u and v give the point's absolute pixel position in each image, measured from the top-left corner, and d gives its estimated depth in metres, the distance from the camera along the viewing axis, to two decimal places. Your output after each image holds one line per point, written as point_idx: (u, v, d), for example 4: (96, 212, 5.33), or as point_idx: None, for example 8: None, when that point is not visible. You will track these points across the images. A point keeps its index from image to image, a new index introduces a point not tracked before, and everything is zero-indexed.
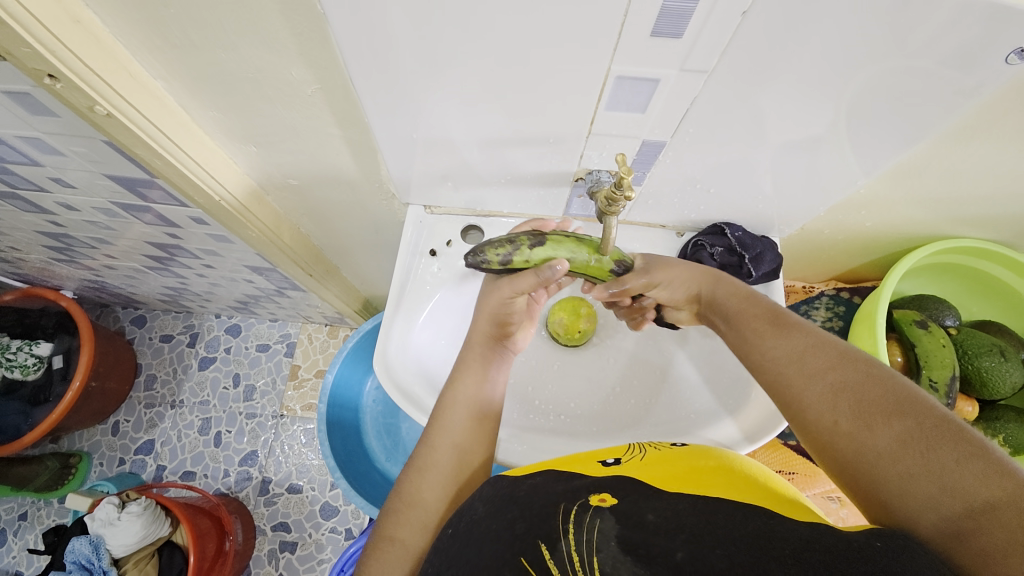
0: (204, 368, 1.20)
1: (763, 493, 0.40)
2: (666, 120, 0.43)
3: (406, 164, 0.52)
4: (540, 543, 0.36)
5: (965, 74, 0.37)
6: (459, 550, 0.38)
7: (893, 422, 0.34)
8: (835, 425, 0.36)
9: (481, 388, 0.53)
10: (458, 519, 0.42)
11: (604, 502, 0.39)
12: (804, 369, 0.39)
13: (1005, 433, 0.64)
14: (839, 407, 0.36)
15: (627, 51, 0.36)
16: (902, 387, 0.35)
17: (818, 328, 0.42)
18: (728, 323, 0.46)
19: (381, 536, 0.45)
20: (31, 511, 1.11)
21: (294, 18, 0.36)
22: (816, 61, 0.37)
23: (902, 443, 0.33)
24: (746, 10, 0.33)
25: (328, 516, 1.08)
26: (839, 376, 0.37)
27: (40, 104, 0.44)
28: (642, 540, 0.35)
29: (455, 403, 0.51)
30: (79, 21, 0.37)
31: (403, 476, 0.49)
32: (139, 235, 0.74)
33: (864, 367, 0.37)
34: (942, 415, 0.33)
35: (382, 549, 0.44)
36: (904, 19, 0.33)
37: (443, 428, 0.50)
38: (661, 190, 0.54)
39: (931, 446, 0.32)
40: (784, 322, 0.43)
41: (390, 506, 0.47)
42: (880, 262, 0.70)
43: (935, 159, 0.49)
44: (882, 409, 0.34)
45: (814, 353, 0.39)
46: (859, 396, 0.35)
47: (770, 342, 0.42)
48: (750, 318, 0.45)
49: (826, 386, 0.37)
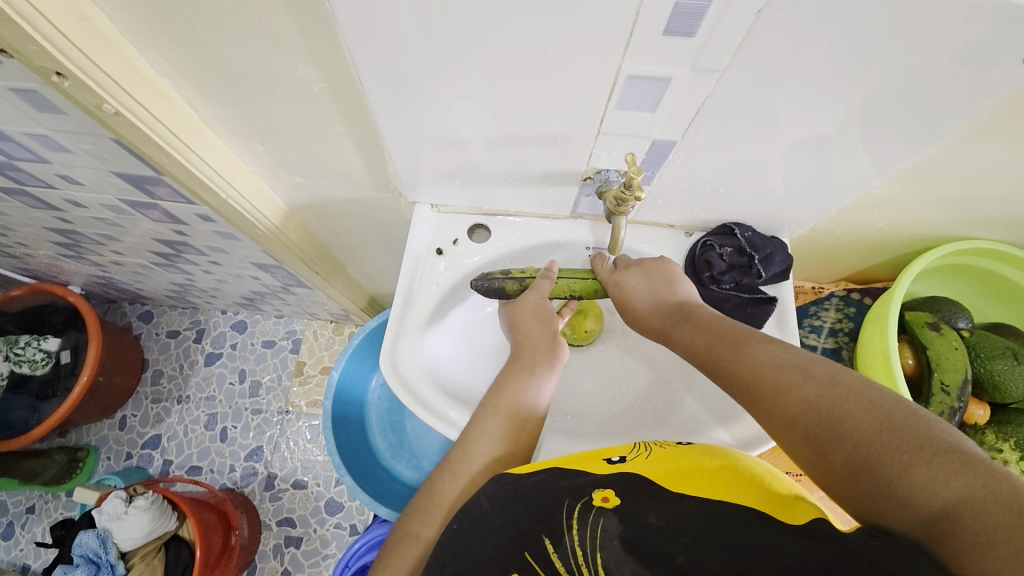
0: (211, 364, 1.21)
1: (785, 500, 0.38)
2: (677, 119, 0.42)
3: (413, 162, 0.51)
4: (543, 539, 0.37)
5: (982, 73, 0.36)
6: (464, 544, 0.39)
7: (841, 440, 0.33)
8: (800, 452, 0.36)
9: (524, 399, 0.51)
10: (463, 514, 0.41)
11: (607, 503, 0.39)
12: (760, 396, 0.39)
13: (1018, 438, 0.63)
14: (797, 433, 0.36)
15: (638, 50, 0.36)
16: (841, 401, 0.34)
17: (759, 347, 0.41)
18: (685, 353, 0.47)
19: (405, 532, 0.47)
20: (39, 504, 1.12)
21: (302, 16, 0.36)
22: (829, 61, 0.36)
23: (852, 464, 0.32)
24: (761, 9, 0.32)
25: (332, 512, 1.09)
26: (781, 404, 0.37)
27: (49, 102, 0.44)
28: (645, 541, 0.35)
29: (498, 409, 0.51)
30: (86, 19, 0.37)
31: (433, 476, 0.50)
32: (146, 231, 0.74)
33: (813, 383, 0.36)
34: (891, 421, 0.32)
35: (404, 543, 0.46)
36: (920, 17, 0.33)
37: (480, 434, 0.50)
38: (670, 189, 0.53)
39: (882, 458, 0.31)
40: (732, 348, 0.43)
41: (418, 503, 0.49)
42: (890, 263, 0.70)
43: (949, 159, 0.48)
44: (825, 432, 0.34)
45: (756, 382, 0.39)
46: (809, 417, 0.35)
47: (727, 369, 0.42)
48: (709, 342, 0.45)
49: (777, 418, 0.37)
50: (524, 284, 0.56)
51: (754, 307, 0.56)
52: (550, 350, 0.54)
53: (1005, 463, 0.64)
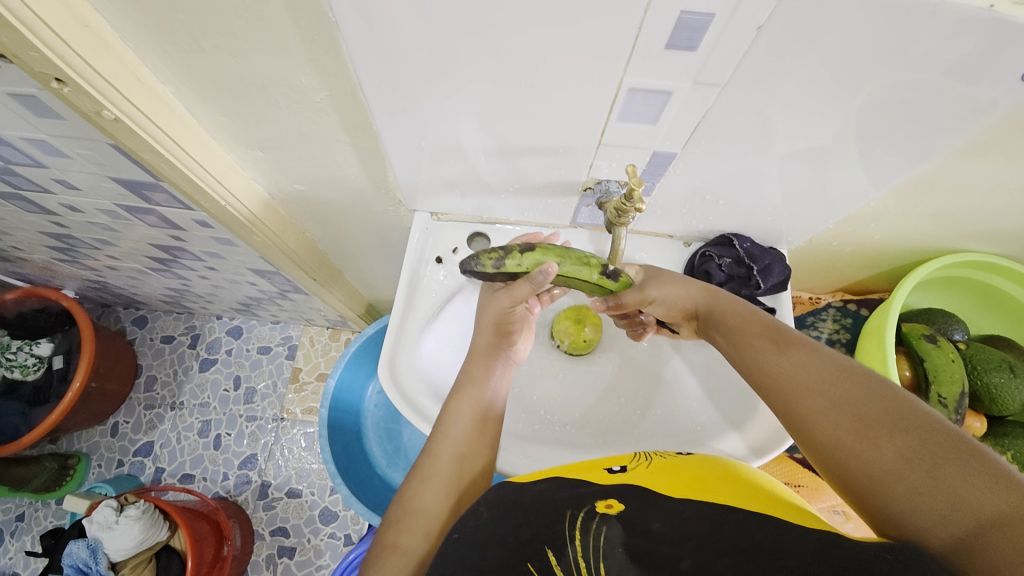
0: (205, 370, 1.20)
1: (775, 502, 0.40)
2: (677, 132, 0.42)
3: (414, 171, 0.52)
4: (547, 549, 0.35)
5: (977, 88, 0.37)
6: (464, 553, 0.37)
7: (898, 435, 0.33)
8: (840, 442, 0.35)
9: (480, 395, 0.52)
10: (464, 524, 0.40)
11: (611, 509, 0.38)
12: (808, 383, 0.38)
13: (1015, 450, 0.64)
14: (841, 422, 0.35)
15: (640, 65, 0.36)
16: (900, 402, 0.35)
17: (812, 344, 0.41)
18: (721, 340, 0.47)
19: (383, 545, 0.44)
20: (29, 512, 1.11)
21: (305, 27, 0.36)
22: (828, 76, 0.37)
23: (906, 459, 0.32)
24: (762, 25, 0.32)
25: (327, 521, 1.08)
26: (836, 391, 0.37)
27: (48, 107, 0.44)
28: (648, 549, 0.34)
29: (456, 406, 0.51)
30: (88, 26, 0.37)
31: (406, 485, 0.48)
32: (142, 236, 0.74)
33: (861, 380, 0.37)
34: (944, 428, 0.33)
35: (384, 556, 0.43)
36: (919, 34, 0.33)
37: (446, 431, 0.50)
38: (669, 200, 0.53)
39: (936, 458, 0.31)
40: (783, 337, 0.42)
41: (392, 515, 0.46)
42: (887, 274, 0.70)
43: (945, 173, 0.48)
44: (882, 425, 0.34)
45: (809, 369, 0.39)
46: (865, 408, 0.35)
47: (764, 360, 0.42)
48: (750, 331, 0.44)
49: (825, 404, 0.37)
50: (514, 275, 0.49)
51: None
52: (503, 346, 0.55)
53: None
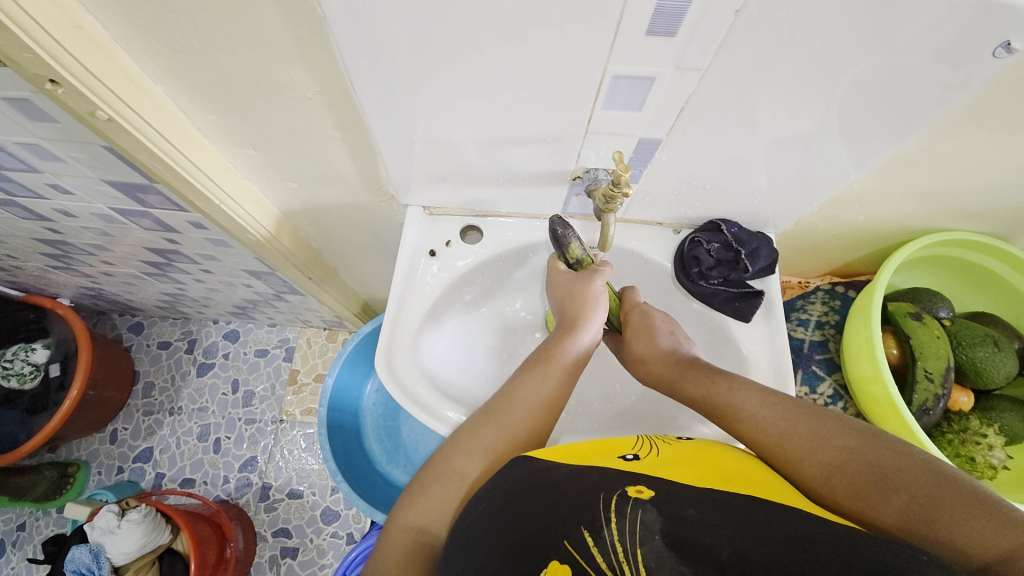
0: (203, 374, 1.20)
1: (765, 483, 0.40)
2: (661, 118, 0.43)
3: (405, 166, 0.52)
4: (584, 530, 0.36)
5: (954, 69, 0.38)
6: (498, 521, 0.38)
7: (895, 490, 0.36)
8: (844, 504, 0.38)
9: (560, 374, 0.51)
10: (492, 493, 0.41)
11: (642, 495, 0.38)
12: (800, 450, 0.41)
13: (1001, 422, 0.65)
14: (840, 485, 0.38)
15: (621, 51, 0.37)
16: (888, 455, 0.37)
17: (792, 406, 0.44)
18: (705, 408, 0.48)
19: (447, 469, 0.46)
20: (29, 521, 1.10)
21: (293, 21, 0.37)
22: (810, 61, 0.38)
23: (906, 515, 0.35)
24: (739, 10, 0.33)
25: (329, 521, 1.08)
26: (828, 458, 0.39)
27: (41, 110, 0.44)
28: (687, 536, 0.34)
29: (542, 378, 0.51)
30: (81, 27, 0.38)
31: (477, 417, 0.50)
32: (137, 241, 0.74)
33: (851, 437, 0.40)
34: (931, 475, 0.36)
35: (439, 481, 0.46)
36: (893, 17, 0.34)
37: (527, 398, 0.50)
38: (657, 187, 0.54)
39: (937, 506, 0.34)
40: (762, 400, 0.45)
41: (457, 443, 0.48)
42: (872, 256, 0.72)
43: (924, 153, 0.50)
44: (878, 484, 0.36)
45: (796, 438, 0.41)
46: (856, 470, 0.38)
47: (756, 429, 0.44)
48: (732, 392, 0.47)
49: (820, 471, 0.39)
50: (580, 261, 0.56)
51: (742, 301, 0.58)
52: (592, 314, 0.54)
53: (991, 447, 0.63)
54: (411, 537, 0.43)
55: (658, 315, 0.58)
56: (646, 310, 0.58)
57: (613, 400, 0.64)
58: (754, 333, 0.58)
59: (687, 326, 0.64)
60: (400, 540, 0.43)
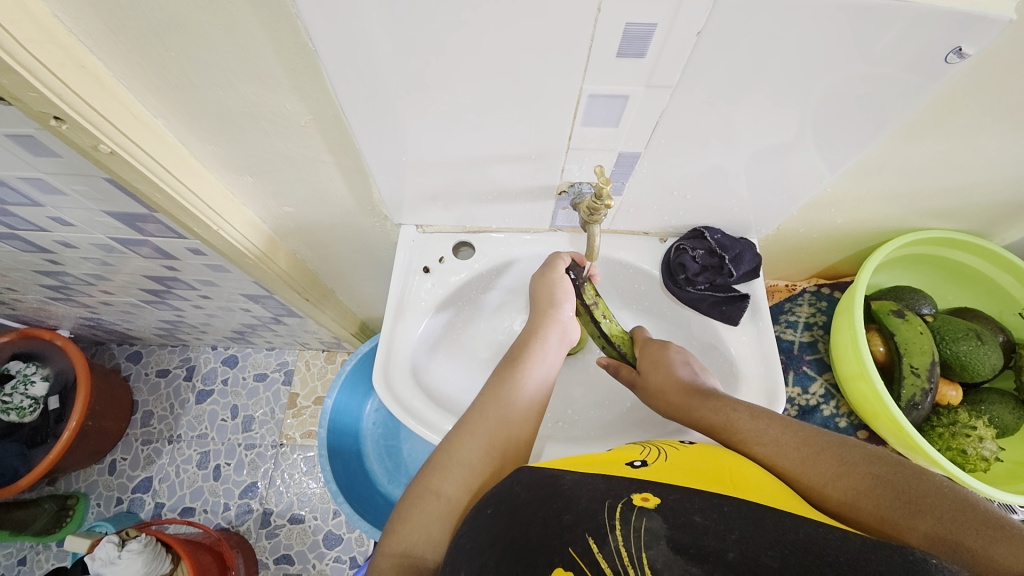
0: (202, 402, 1.20)
1: (774, 493, 0.40)
2: (638, 133, 0.46)
3: (397, 187, 0.54)
4: (589, 537, 0.35)
5: (909, 76, 0.40)
6: (507, 530, 0.38)
7: (921, 514, 0.36)
8: (872, 529, 0.38)
9: (527, 378, 0.53)
10: (499, 499, 0.41)
11: (648, 503, 0.38)
12: (822, 476, 0.41)
13: (989, 414, 0.67)
14: (865, 509, 0.39)
15: (595, 71, 0.39)
16: (912, 481, 0.38)
17: (814, 434, 0.45)
18: (724, 440, 0.49)
19: (425, 489, 0.46)
20: (30, 555, 1.09)
21: (287, 55, 0.39)
22: (774, 78, 0.40)
23: (931, 538, 0.35)
24: (701, 30, 0.35)
25: (331, 546, 1.07)
26: (850, 484, 0.40)
27: (44, 145, 0.46)
28: (692, 540, 0.34)
29: (513, 382, 0.52)
30: (84, 67, 0.40)
31: (450, 434, 0.49)
32: (136, 269, 0.75)
33: (876, 464, 0.40)
34: (957, 502, 0.36)
35: (424, 499, 0.45)
36: (845, 34, 0.36)
37: (503, 404, 0.51)
38: (640, 198, 0.56)
39: (963, 529, 0.34)
40: (779, 431, 0.46)
41: (436, 461, 0.48)
42: (854, 257, 0.74)
43: (892, 155, 0.52)
44: (902, 506, 0.37)
45: (817, 466, 0.42)
46: (880, 493, 0.38)
47: (778, 457, 0.45)
48: (749, 421, 0.48)
49: (843, 496, 0.40)
50: (580, 288, 0.59)
51: (728, 305, 0.60)
52: (556, 319, 0.57)
53: (981, 438, 0.64)
54: (399, 560, 0.42)
55: (673, 348, 0.59)
56: (660, 345, 0.60)
57: (609, 408, 0.65)
58: (743, 336, 0.60)
59: (679, 332, 0.65)
60: (388, 564, 0.42)
